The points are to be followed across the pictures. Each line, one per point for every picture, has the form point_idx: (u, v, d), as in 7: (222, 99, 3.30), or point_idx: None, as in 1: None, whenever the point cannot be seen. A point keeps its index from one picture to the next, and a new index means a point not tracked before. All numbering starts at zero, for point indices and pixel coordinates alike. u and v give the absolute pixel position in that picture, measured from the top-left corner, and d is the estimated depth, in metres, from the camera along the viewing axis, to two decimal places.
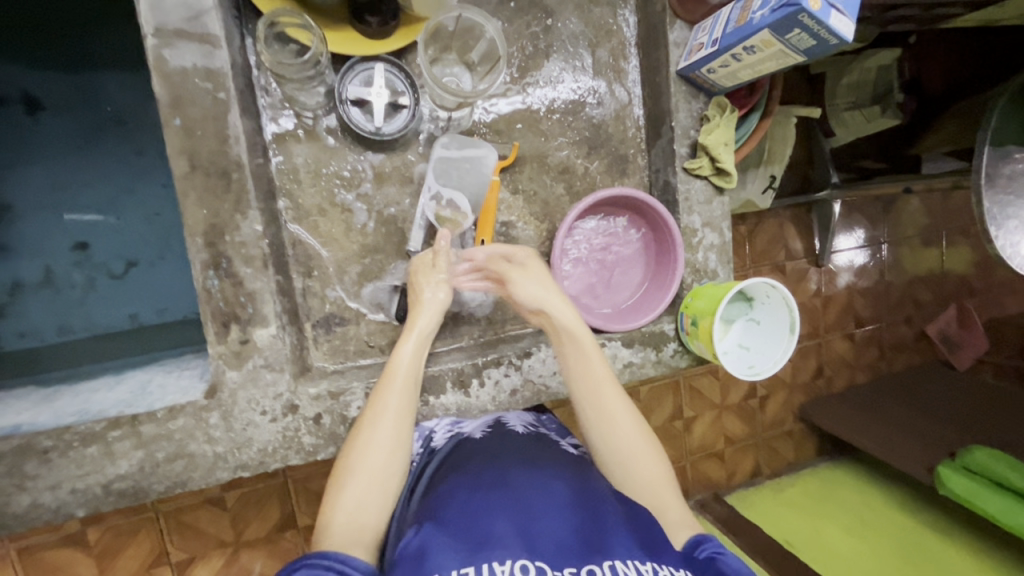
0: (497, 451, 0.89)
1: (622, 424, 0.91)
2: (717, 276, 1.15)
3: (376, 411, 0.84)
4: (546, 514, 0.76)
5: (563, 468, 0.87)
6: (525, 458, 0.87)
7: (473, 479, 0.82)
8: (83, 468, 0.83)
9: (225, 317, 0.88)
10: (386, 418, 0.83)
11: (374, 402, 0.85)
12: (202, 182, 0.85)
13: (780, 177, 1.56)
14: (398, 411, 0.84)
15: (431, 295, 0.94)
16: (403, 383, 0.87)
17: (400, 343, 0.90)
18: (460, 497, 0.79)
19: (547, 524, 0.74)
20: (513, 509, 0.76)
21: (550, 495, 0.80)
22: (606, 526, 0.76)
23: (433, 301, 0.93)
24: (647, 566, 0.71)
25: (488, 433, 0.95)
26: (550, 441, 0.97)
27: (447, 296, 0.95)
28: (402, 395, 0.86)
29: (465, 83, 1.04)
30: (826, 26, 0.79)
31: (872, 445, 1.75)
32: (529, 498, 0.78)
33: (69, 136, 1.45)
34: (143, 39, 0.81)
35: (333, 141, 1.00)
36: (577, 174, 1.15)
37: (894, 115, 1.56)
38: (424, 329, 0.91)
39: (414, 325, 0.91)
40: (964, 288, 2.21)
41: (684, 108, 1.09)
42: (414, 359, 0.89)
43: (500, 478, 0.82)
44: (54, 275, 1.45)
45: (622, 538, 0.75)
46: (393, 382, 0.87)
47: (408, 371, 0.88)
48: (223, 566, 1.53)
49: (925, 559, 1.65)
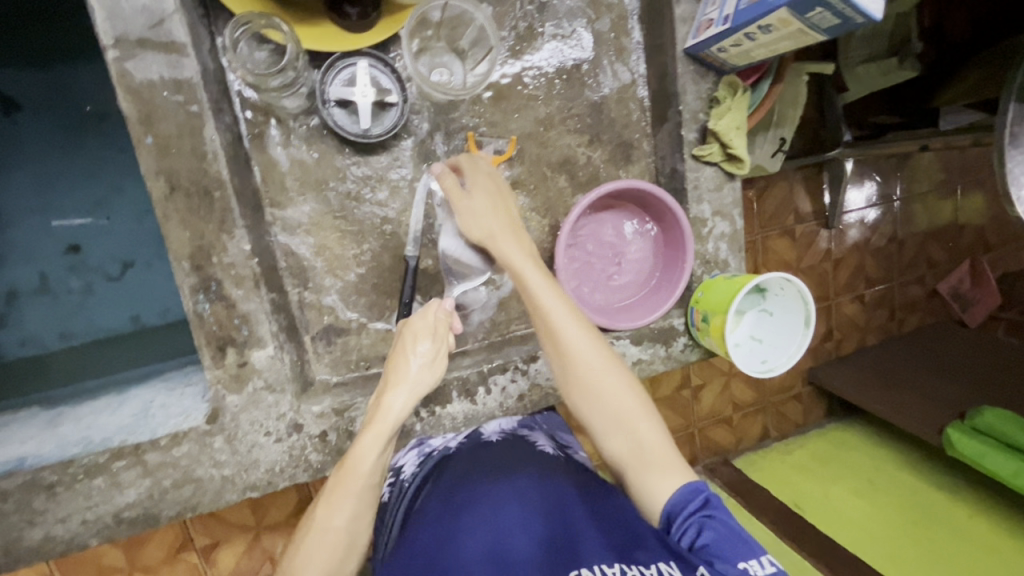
0: (466, 468, 0.92)
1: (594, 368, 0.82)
2: (728, 266, 1.11)
3: (328, 513, 0.80)
4: (512, 530, 0.80)
5: (533, 479, 0.89)
6: (492, 470, 0.90)
7: (443, 503, 0.87)
8: (91, 500, 0.83)
9: (220, 341, 0.85)
10: (339, 517, 0.80)
11: (328, 498, 0.81)
12: (184, 203, 0.81)
13: (790, 140, 1.38)
14: (353, 514, 0.81)
15: (410, 380, 0.83)
16: (361, 485, 0.81)
17: (359, 440, 0.81)
18: (428, 531, 0.83)
19: (513, 542, 0.78)
20: (477, 529, 0.81)
21: (517, 512, 0.83)
22: (574, 536, 0.78)
23: (412, 382, 0.83)
24: (615, 568, 0.72)
25: (462, 449, 0.97)
26: (523, 443, 0.98)
27: (435, 372, 0.85)
28: (357, 498, 0.81)
29: (456, 73, 0.97)
30: (851, 5, 0.72)
31: (884, 411, 1.73)
32: (496, 517, 0.82)
33: (47, 139, 1.39)
34: (103, 52, 0.75)
35: (319, 146, 0.94)
36: (579, 164, 1.08)
37: (912, 66, 1.41)
38: (398, 418, 0.82)
39: (386, 412, 0.82)
40: (980, 244, 2.14)
41: (692, 90, 1.02)
42: (379, 458, 0.81)
43: (465, 497, 0.87)
44: (50, 281, 1.40)
45: (590, 542, 0.77)
46: (352, 489, 0.81)
47: (370, 474, 0.81)
48: (246, 550, 1.52)
49: (936, 520, 1.63)
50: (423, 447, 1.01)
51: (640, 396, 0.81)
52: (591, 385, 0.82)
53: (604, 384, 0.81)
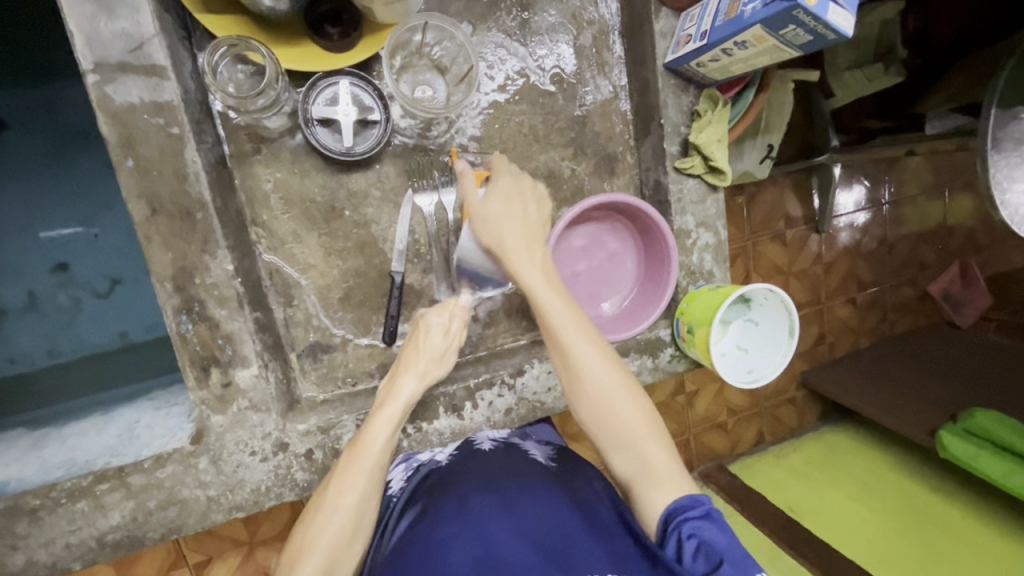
0: (459, 481, 0.89)
1: (596, 368, 0.82)
2: (714, 277, 1.11)
3: (339, 487, 0.79)
4: (506, 539, 0.78)
5: (530, 496, 0.86)
6: (485, 484, 0.88)
7: (434, 518, 0.83)
8: (74, 523, 0.82)
9: (204, 361, 0.85)
10: (351, 492, 0.79)
11: (338, 475, 0.80)
12: (165, 225, 0.81)
13: (779, 146, 1.40)
14: (364, 489, 0.80)
15: (425, 353, 0.91)
16: (372, 462, 0.81)
17: (373, 422, 0.84)
18: (423, 546, 0.79)
19: (511, 551, 0.77)
20: (471, 541, 0.78)
21: (516, 532, 0.80)
22: (572, 559, 0.77)
23: (425, 369, 0.90)
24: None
25: (453, 459, 0.95)
26: (516, 454, 0.95)
27: (441, 365, 0.92)
28: (368, 477, 0.80)
29: (437, 90, 0.98)
30: (823, 22, 0.73)
31: (878, 413, 1.71)
32: (495, 535, 0.79)
33: (34, 158, 1.39)
34: (82, 77, 0.75)
35: (301, 164, 0.94)
36: (564, 178, 1.09)
37: (897, 72, 1.48)
38: (410, 396, 0.88)
39: (400, 391, 0.88)
40: (969, 246, 2.15)
41: (673, 103, 1.03)
42: (391, 436, 0.84)
43: (457, 511, 0.83)
44: (37, 299, 1.40)
45: (587, 556, 0.77)
46: (363, 463, 0.81)
47: (382, 446, 0.83)
48: (240, 565, 1.50)
49: (928, 522, 1.63)
50: (411, 461, 0.99)
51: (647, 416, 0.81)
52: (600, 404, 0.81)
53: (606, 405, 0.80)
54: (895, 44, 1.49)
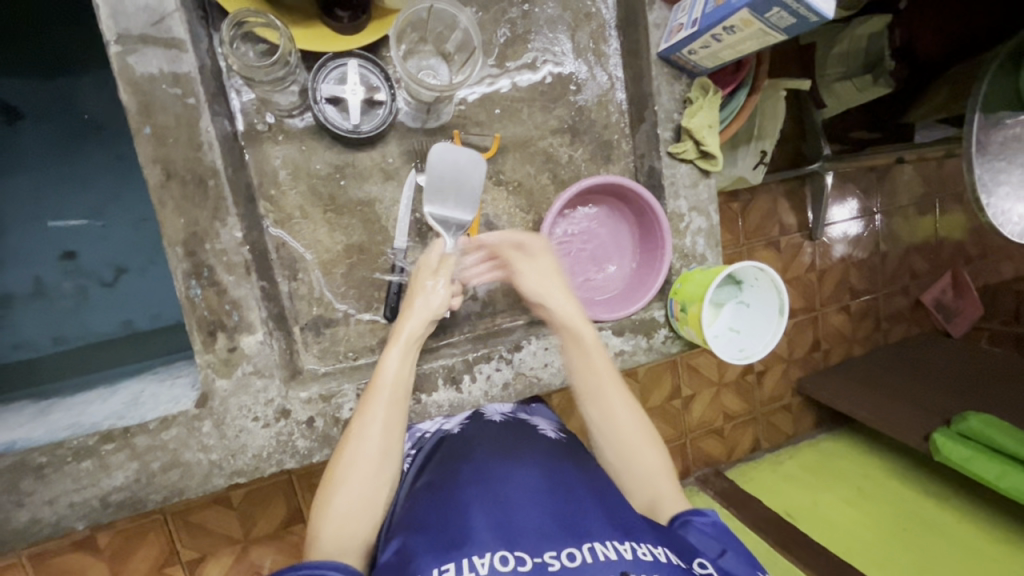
0: (473, 442, 0.93)
1: (620, 426, 0.96)
2: (706, 261, 1.15)
3: (362, 419, 0.85)
4: (521, 502, 0.79)
5: (540, 459, 0.89)
6: (498, 451, 0.90)
7: (447, 484, 0.84)
8: (78, 482, 0.84)
9: (211, 326, 0.88)
10: (374, 424, 0.84)
11: (359, 412, 0.86)
12: (179, 190, 0.84)
13: (771, 152, 1.46)
14: (387, 421, 0.85)
15: (427, 296, 0.92)
16: (390, 393, 0.86)
17: (387, 351, 0.89)
18: (442, 495, 0.82)
19: (527, 514, 0.77)
20: (488, 502, 0.79)
21: (529, 486, 0.83)
22: (581, 514, 0.78)
23: (424, 308, 0.91)
24: (625, 544, 0.72)
25: (467, 425, 0.98)
26: (526, 425, 0.99)
27: (440, 301, 0.92)
28: (388, 407, 0.85)
29: (441, 75, 1.02)
30: (805, 5, 0.77)
31: (873, 418, 1.74)
32: (509, 489, 0.82)
33: (48, 144, 1.43)
34: (106, 47, 0.79)
35: (309, 143, 0.98)
36: (561, 163, 1.13)
37: (886, 83, 1.49)
38: (416, 334, 0.90)
39: (403, 329, 0.90)
40: (958, 253, 2.20)
41: (666, 91, 1.08)
42: (403, 367, 0.88)
43: (472, 475, 0.85)
44: (44, 285, 1.42)
45: (599, 524, 0.76)
46: (382, 395, 0.86)
47: (396, 379, 0.87)
48: (234, 563, 1.50)
49: (922, 526, 1.64)
50: (415, 433, 1.03)
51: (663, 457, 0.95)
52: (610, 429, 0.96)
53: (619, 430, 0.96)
54: (883, 55, 1.49)
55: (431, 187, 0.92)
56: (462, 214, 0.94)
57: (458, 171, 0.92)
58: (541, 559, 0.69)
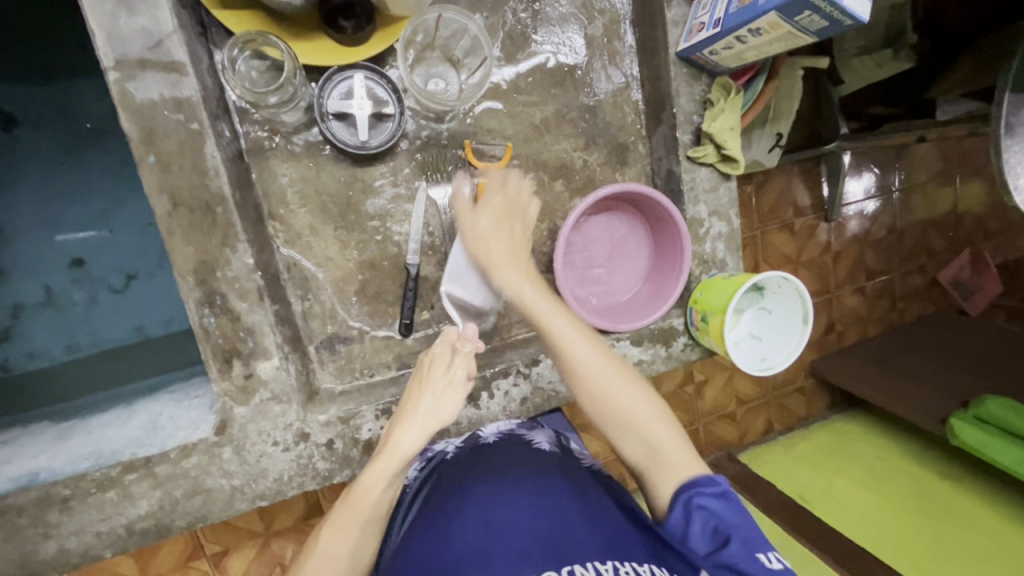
0: (463, 470, 0.94)
1: (598, 373, 0.88)
2: (726, 266, 1.12)
3: (330, 538, 0.79)
4: (505, 535, 0.83)
5: (524, 480, 0.91)
6: (486, 477, 0.92)
7: (437, 515, 0.88)
8: (103, 512, 0.84)
9: (226, 353, 0.87)
10: (340, 543, 0.80)
11: (328, 525, 0.80)
12: (186, 219, 0.83)
13: (787, 134, 1.38)
14: (354, 543, 0.81)
15: (437, 399, 0.84)
16: (366, 514, 0.81)
17: (366, 473, 0.81)
18: (430, 536, 0.86)
19: (510, 545, 0.81)
20: (475, 532, 0.84)
21: (512, 514, 0.86)
22: (565, 537, 0.83)
23: (428, 416, 0.83)
24: (608, 564, 0.78)
25: (459, 450, 0.99)
26: (519, 441, 0.98)
27: (448, 408, 0.84)
28: (360, 528, 0.81)
29: (451, 83, 0.99)
30: (839, 8, 0.73)
31: (889, 402, 1.70)
32: (492, 521, 0.85)
33: (51, 155, 1.41)
34: (104, 73, 0.77)
35: (317, 158, 0.95)
36: (576, 169, 1.09)
37: (908, 57, 1.40)
38: (413, 453, 0.82)
39: (399, 444, 0.82)
40: (981, 233, 2.14)
41: (685, 92, 1.04)
42: (384, 493, 0.81)
43: (461, 505, 0.89)
44: (55, 295, 1.41)
45: (582, 546, 0.81)
46: (356, 519, 0.80)
47: (375, 503, 0.81)
48: (255, 556, 1.47)
49: (938, 507, 1.60)
50: (426, 452, 1.03)
51: (655, 403, 0.87)
52: (591, 380, 0.88)
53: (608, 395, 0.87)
54: (906, 27, 1.39)
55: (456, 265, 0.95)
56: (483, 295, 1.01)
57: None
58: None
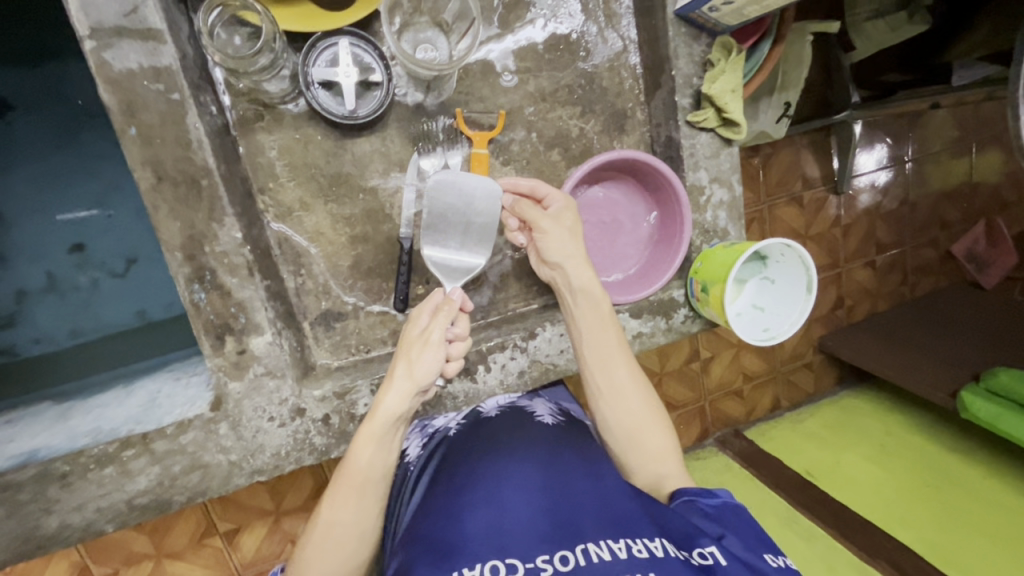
0: (469, 444, 0.93)
1: (629, 402, 0.90)
2: (728, 235, 1.09)
3: (332, 506, 0.77)
4: (516, 502, 0.79)
5: (531, 451, 0.88)
6: (490, 447, 0.90)
7: (445, 487, 0.85)
8: (103, 488, 0.85)
9: (218, 329, 0.87)
10: (345, 509, 0.77)
11: (329, 495, 0.77)
12: (171, 192, 0.82)
13: (796, 103, 1.33)
14: (359, 509, 0.77)
15: (413, 362, 0.78)
16: (367, 481, 0.77)
17: (358, 443, 0.77)
18: (436, 508, 0.82)
19: (518, 512, 0.77)
20: (481, 505, 0.79)
21: (520, 482, 0.82)
22: (577, 508, 0.78)
23: (405, 380, 0.77)
24: (620, 543, 0.71)
25: (463, 426, 0.99)
26: (523, 414, 0.98)
27: (424, 373, 0.77)
28: (361, 492, 0.77)
29: (441, 48, 0.96)
30: None
31: (899, 376, 1.66)
32: (500, 488, 0.81)
33: (44, 137, 1.39)
34: (80, 43, 0.76)
35: (305, 130, 0.93)
36: (572, 137, 1.06)
37: (922, 20, 1.35)
38: (398, 414, 0.77)
39: (380, 406, 0.77)
40: (995, 202, 2.08)
41: (685, 54, 1.01)
42: (376, 454, 0.77)
43: (467, 475, 0.85)
44: (58, 279, 1.41)
45: (596, 522, 0.75)
46: (356, 485, 0.77)
47: (367, 470, 0.77)
48: (267, 534, 1.48)
49: (944, 480, 1.58)
50: (426, 427, 1.05)
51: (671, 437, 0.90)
52: (619, 406, 0.90)
53: (626, 409, 0.90)
54: None
55: (433, 223, 0.90)
56: (470, 249, 0.92)
57: (466, 202, 0.89)
58: (533, 564, 0.69)
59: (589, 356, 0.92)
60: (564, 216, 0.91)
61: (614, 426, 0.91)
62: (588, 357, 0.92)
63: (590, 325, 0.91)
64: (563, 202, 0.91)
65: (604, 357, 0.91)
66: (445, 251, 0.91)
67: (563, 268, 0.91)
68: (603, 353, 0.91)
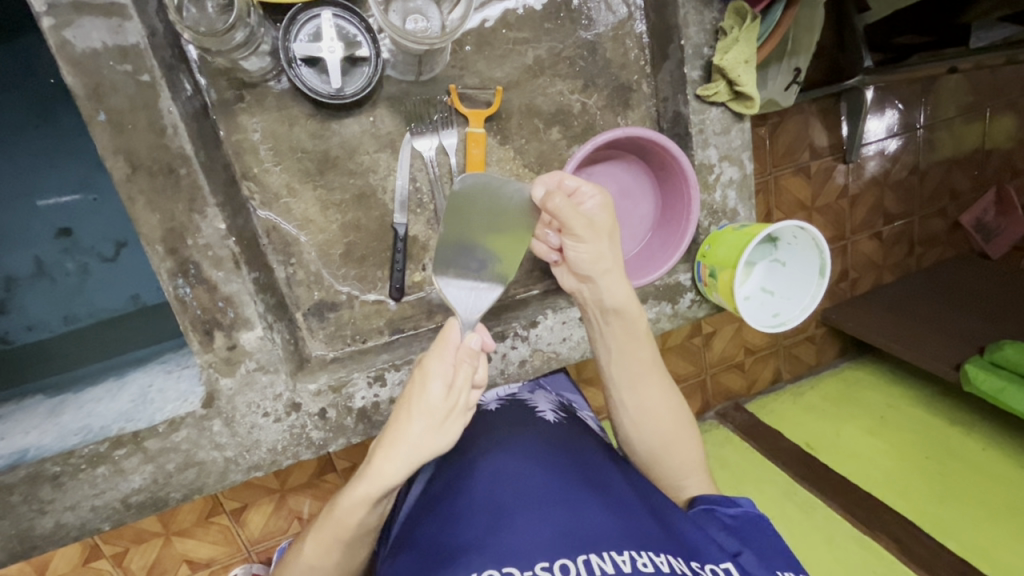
0: (467, 447, 0.91)
1: (661, 417, 0.88)
2: (737, 216, 1.05)
3: (313, 550, 0.75)
4: (517, 508, 0.76)
5: (530, 455, 0.86)
6: (487, 449, 0.88)
7: (442, 497, 0.84)
8: (97, 487, 0.83)
9: (206, 324, 0.84)
10: (328, 556, 0.75)
11: (311, 534, 0.76)
12: (147, 182, 0.78)
13: (807, 69, 1.24)
14: (342, 560, 0.76)
15: (430, 429, 0.69)
16: (347, 534, 0.74)
17: (351, 487, 0.72)
18: (432, 520, 0.81)
19: (519, 518, 0.75)
20: (479, 513, 0.77)
21: (519, 487, 0.80)
22: (578, 514, 0.75)
23: (416, 449, 0.69)
24: (624, 555, 0.69)
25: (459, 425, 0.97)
26: (523, 412, 0.97)
27: (444, 439, 0.70)
28: (340, 544, 0.74)
29: (432, 19, 0.89)
30: None
31: (908, 352, 1.61)
32: (499, 494, 0.79)
33: (17, 117, 1.33)
34: (38, 21, 0.72)
35: (290, 110, 0.87)
36: (573, 114, 1.00)
37: None
38: (396, 480, 0.70)
39: (379, 473, 0.69)
40: (1008, 170, 2.02)
41: (695, 21, 0.95)
42: (367, 514, 0.72)
43: (467, 482, 0.84)
44: (46, 265, 1.36)
45: (601, 531, 0.73)
46: (340, 539, 0.74)
47: (353, 526, 0.73)
48: (274, 511, 1.45)
49: (947, 452, 1.56)
50: None
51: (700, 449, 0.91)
52: (652, 420, 0.88)
53: (658, 423, 0.88)
54: None
55: (450, 246, 0.72)
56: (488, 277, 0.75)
57: (493, 217, 0.71)
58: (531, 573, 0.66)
59: (617, 373, 0.89)
60: (598, 217, 0.77)
61: (645, 439, 0.89)
62: (619, 370, 0.88)
63: (623, 341, 0.86)
64: (599, 197, 0.76)
65: (636, 373, 0.88)
66: (460, 280, 0.74)
67: (595, 283, 0.82)
68: (635, 368, 0.88)
